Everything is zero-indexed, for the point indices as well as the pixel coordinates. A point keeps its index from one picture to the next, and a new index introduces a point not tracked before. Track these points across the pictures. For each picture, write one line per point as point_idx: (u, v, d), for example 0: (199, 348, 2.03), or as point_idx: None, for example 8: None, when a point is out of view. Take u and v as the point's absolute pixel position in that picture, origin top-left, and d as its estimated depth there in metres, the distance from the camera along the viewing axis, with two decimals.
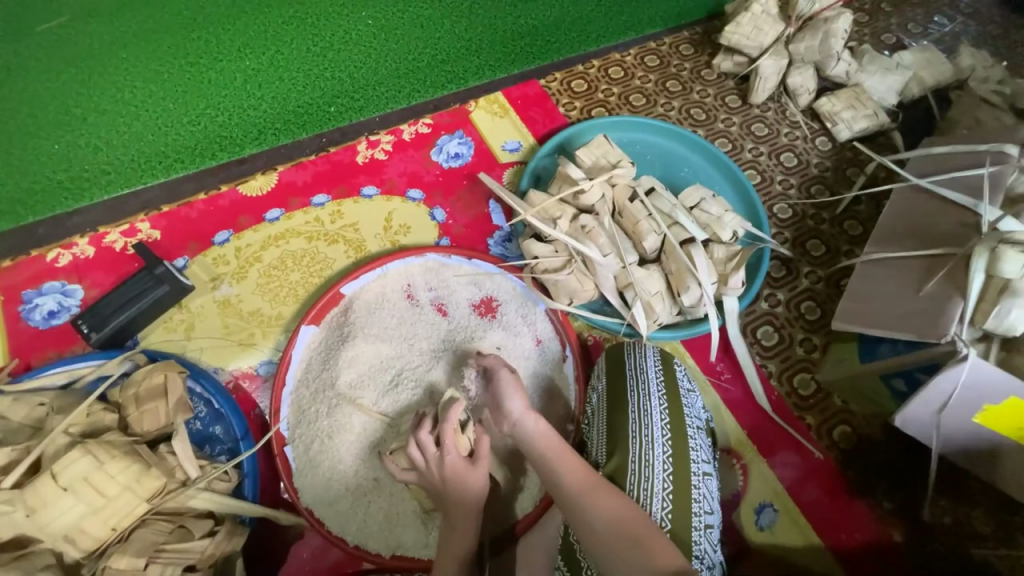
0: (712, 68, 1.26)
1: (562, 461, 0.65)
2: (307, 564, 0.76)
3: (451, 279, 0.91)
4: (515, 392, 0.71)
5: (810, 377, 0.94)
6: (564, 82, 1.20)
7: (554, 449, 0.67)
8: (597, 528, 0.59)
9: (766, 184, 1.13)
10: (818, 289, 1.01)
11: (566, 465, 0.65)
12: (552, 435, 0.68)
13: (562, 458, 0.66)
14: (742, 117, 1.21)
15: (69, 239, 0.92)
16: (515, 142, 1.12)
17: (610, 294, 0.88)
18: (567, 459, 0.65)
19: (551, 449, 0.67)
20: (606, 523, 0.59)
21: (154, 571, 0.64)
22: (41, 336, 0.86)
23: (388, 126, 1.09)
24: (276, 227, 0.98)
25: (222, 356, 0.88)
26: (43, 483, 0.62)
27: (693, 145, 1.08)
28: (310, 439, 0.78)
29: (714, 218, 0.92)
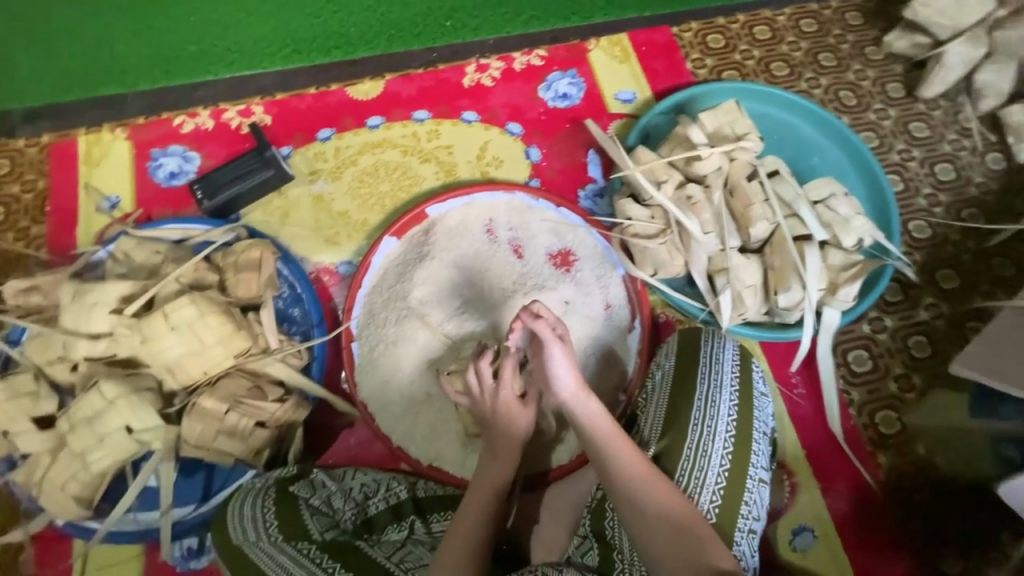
0: (879, 47, 1.07)
1: (611, 438, 0.62)
2: (352, 450, 0.83)
3: (534, 222, 0.89)
4: (566, 370, 0.66)
5: (896, 416, 0.85)
6: (699, 34, 1.07)
7: (603, 425, 0.63)
8: (642, 507, 0.57)
9: (908, 195, 0.98)
10: (935, 325, 0.89)
11: (614, 443, 0.62)
12: (600, 413, 0.65)
13: (611, 434, 0.62)
14: (900, 111, 1.04)
15: (193, 108, 0.98)
16: (629, 92, 1.02)
17: (698, 275, 0.82)
18: (616, 437, 0.62)
19: (599, 424, 0.64)
20: (653, 506, 0.57)
21: (232, 417, 0.73)
22: (162, 193, 0.94)
23: (502, 51, 1.03)
24: (375, 135, 0.98)
25: (309, 248, 0.93)
26: (156, 320, 0.70)
27: (836, 134, 0.94)
28: (377, 343, 0.83)
29: (839, 219, 0.82)
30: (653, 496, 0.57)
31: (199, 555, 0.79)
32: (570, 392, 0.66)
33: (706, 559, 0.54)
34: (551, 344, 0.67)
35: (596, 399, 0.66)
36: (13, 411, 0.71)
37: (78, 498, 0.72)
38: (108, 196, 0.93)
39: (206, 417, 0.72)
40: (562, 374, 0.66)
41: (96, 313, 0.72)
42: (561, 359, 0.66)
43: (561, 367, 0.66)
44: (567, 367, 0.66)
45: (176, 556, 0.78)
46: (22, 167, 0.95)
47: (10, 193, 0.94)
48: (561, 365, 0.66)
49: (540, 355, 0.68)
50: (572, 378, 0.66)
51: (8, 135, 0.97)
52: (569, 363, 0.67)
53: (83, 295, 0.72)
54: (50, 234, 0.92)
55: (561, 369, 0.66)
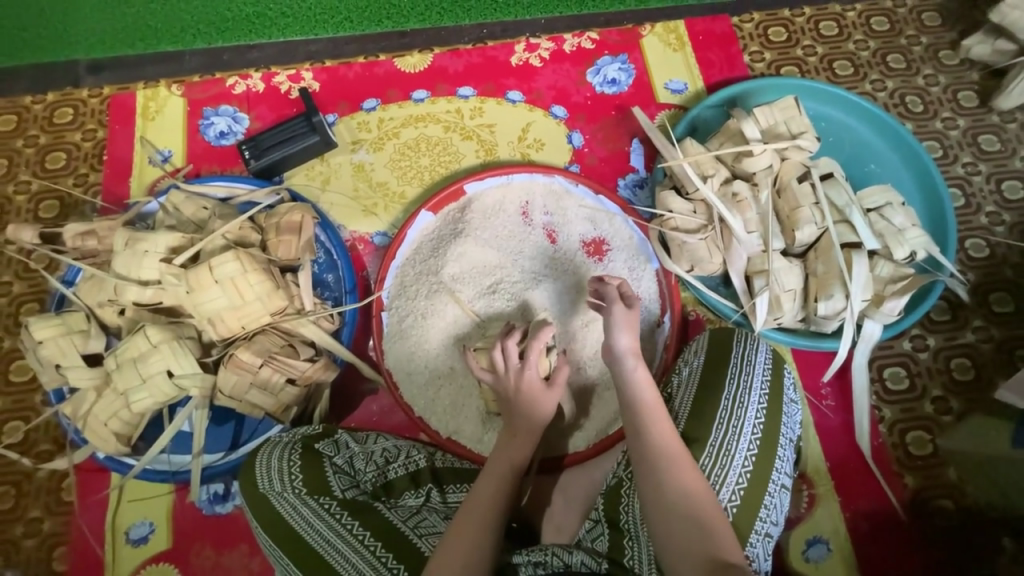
0: (956, 51, 1.01)
1: (652, 408, 0.62)
2: (374, 416, 0.86)
3: (571, 208, 0.88)
4: (626, 331, 0.68)
5: (928, 438, 0.82)
6: (760, 26, 1.02)
7: (647, 395, 0.64)
8: (665, 484, 0.57)
9: (969, 211, 0.93)
10: (982, 350, 0.85)
11: (655, 415, 0.62)
12: (647, 381, 0.65)
13: (652, 406, 0.63)
14: (970, 121, 0.97)
15: (245, 70, 1.00)
16: (681, 82, 0.99)
17: (736, 274, 0.80)
18: (657, 409, 0.62)
19: (644, 392, 0.64)
20: (675, 487, 0.57)
21: (266, 371, 0.76)
22: (211, 151, 0.96)
23: (552, 32, 1.01)
24: (419, 108, 0.98)
25: (346, 216, 0.94)
26: (201, 271, 0.73)
27: (897, 143, 0.89)
28: (406, 314, 0.84)
29: (893, 230, 0.79)
30: (677, 475, 0.57)
31: (224, 500, 0.83)
32: (621, 352, 0.67)
33: (717, 550, 0.53)
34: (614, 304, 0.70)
35: (644, 367, 0.66)
36: (66, 346, 0.76)
37: (118, 433, 0.77)
38: (161, 149, 0.97)
39: (240, 369, 0.75)
40: (619, 332, 0.68)
41: (146, 261, 0.75)
42: (621, 319, 0.69)
43: (620, 325, 0.68)
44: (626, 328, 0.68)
45: (203, 498, 0.83)
46: (84, 117, 0.99)
47: (72, 141, 0.98)
48: (620, 324, 0.69)
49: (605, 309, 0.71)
50: (628, 340, 0.67)
51: (73, 85, 1.01)
52: (627, 326, 0.69)
53: (136, 243, 0.75)
54: (106, 183, 0.96)
55: (620, 327, 0.68)
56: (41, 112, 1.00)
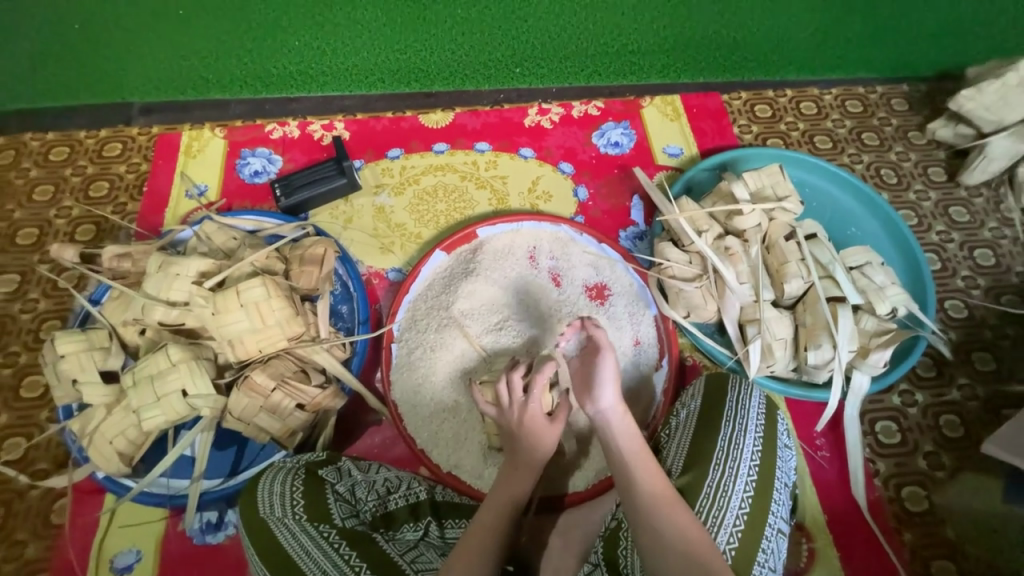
0: (923, 132, 1.12)
1: (640, 455, 0.66)
2: (376, 447, 0.87)
3: (575, 254, 0.94)
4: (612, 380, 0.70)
5: (924, 493, 0.83)
6: (747, 103, 1.14)
7: (633, 443, 0.67)
8: (660, 531, 0.58)
9: (946, 274, 0.99)
10: (969, 407, 0.88)
11: (642, 461, 0.65)
12: (633, 430, 0.68)
13: (639, 453, 0.66)
14: (940, 194, 1.07)
15: (284, 118, 1.10)
16: (677, 147, 1.09)
17: (729, 322, 0.85)
18: (644, 456, 0.66)
19: (631, 440, 0.68)
20: (672, 532, 0.58)
21: (277, 395, 0.78)
22: (244, 188, 1.04)
23: (562, 99, 1.13)
24: (439, 159, 1.07)
25: (364, 252, 1.00)
26: (229, 295, 0.77)
27: (875, 209, 0.98)
28: (415, 346, 0.88)
29: (875, 287, 0.84)
30: (673, 517, 0.59)
31: (216, 529, 0.82)
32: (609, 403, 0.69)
33: None
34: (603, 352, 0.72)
35: (630, 418, 0.69)
36: (85, 362, 0.78)
37: (122, 452, 0.77)
38: (198, 184, 1.05)
39: (253, 392, 0.77)
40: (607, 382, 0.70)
41: (177, 283, 0.79)
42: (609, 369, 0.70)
43: (608, 374, 0.70)
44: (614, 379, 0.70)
45: (195, 527, 0.82)
46: (131, 152, 1.08)
47: (116, 173, 1.06)
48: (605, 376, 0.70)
49: (590, 358, 0.73)
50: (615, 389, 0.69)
51: (125, 124, 1.11)
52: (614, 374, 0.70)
53: (169, 266, 0.80)
54: (143, 212, 1.03)
55: (608, 376, 0.70)
56: (91, 145, 1.09)
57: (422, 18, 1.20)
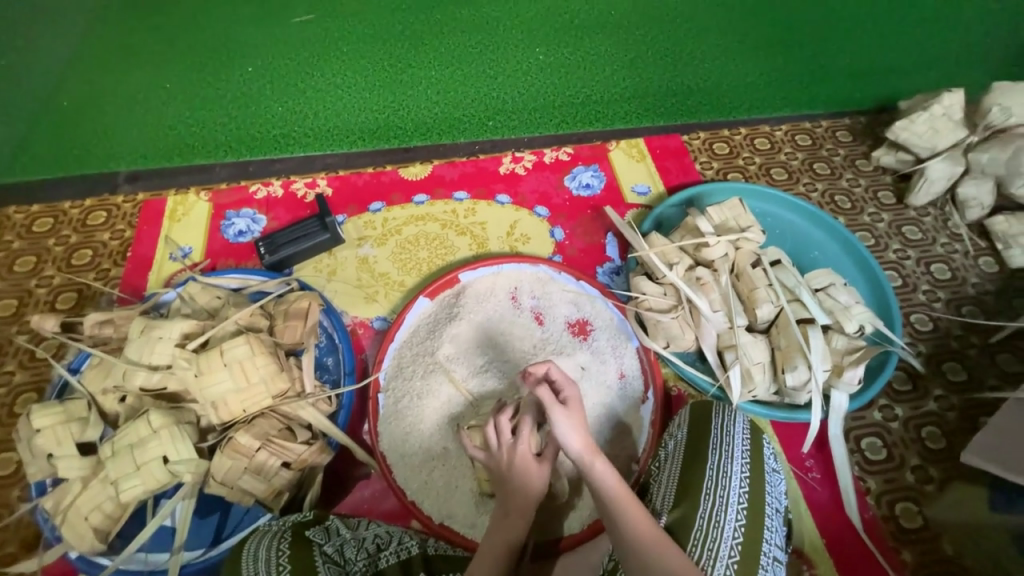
0: (869, 160, 1.21)
1: (623, 499, 0.65)
2: (366, 502, 0.85)
3: (555, 293, 0.97)
4: (571, 432, 0.71)
5: (917, 509, 0.83)
6: (706, 142, 1.23)
7: (615, 487, 0.67)
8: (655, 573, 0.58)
9: (907, 290, 1.05)
10: (948, 418, 0.90)
11: (626, 503, 0.65)
12: (610, 472, 0.68)
13: (622, 498, 0.65)
14: (892, 215, 1.14)
15: (268, 179, 1.15)
16: (644, 186, 1.16)
17: (708, 350, 0.88)
18: (628, 499, 0.65)
19: (611, 483, 0.67)
20: (666, 574, 0.58)
21: (262, 455, 0.77)
22: (229, 248, 1.06)
23: (534, 147, 1.21)
24: (419, 209, 1.11)
25: (349, 303, 1.02)
26: (212, 355, 0.77)
27: (833, 233, 1.04)
28: (402, 394, 0.88)
29: (841, 307, 0.88)
30: (665, 561, 0.59)
31: None
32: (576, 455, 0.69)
33: None
34: (552, 409, 0.72)
35: (603, 460, 0.69)
36: (61, 435, 0.76)
37: (98, 528, 0.74)
38: (183, 246, 1.07)
39: (236, 453, 0.76)
40: (566, 436, 0.70)
41: (159, 346, 0.79)
42: (566, 422, 0.71)
43: (564, 430, 0.71)
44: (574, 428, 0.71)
45: None
46: (116, 219, 1.10)
47: (100, 241, 1.08)
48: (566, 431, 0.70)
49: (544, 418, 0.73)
50: (576, 440, 0.70)
51: (111, 193, 1.13)
52: (572, 426, 0.71)
53: (151, 329, 0.80)
54: (126, 277, 1.04)
55: (566, 431, 0.70)
56: (76, 215, 1.11)
57: (398, 80, 1.28)
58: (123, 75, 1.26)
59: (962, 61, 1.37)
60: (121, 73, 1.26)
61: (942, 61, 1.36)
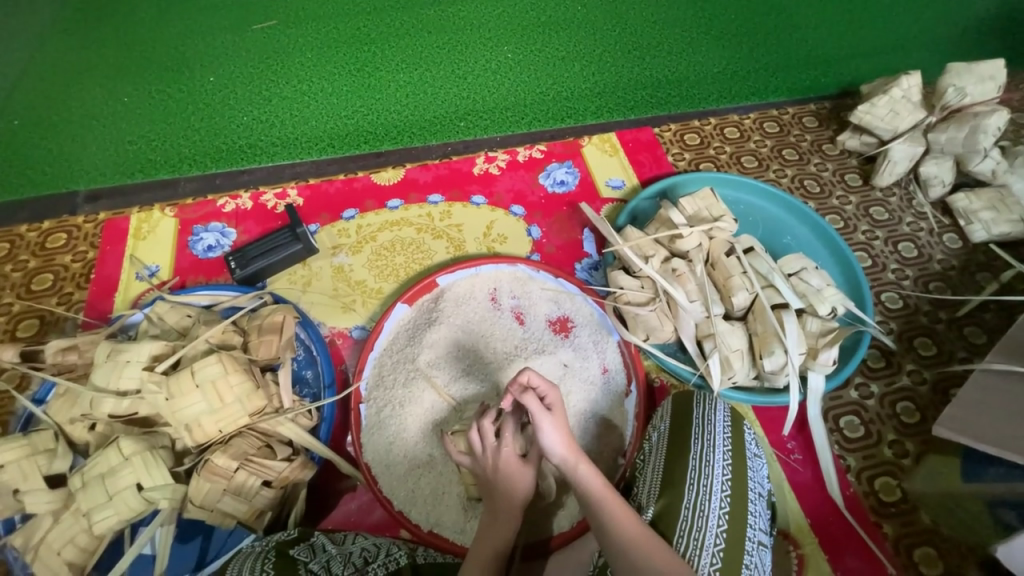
0: (835, 144, 1.24)
1: (607, 498, 0.65)
2: (353, 515, 0.84)
3: (534, 291, 0.96)
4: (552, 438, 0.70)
5: (895, 483, 0.86)
6: (677, 134, 1.24)
7: (600, 487, 0.67)
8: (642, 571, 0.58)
9: (877, 269, 1.07)
10: (920, 392, 0.93)
11: (611, 501, 0.65)
12: (594, 474, 0.68)
13: (608, 497, 0.66)
14: (860, 197, 1.17)
15: (236, 191, 1.11)
16: (619, 179, 1.16)
17: (687, 340, 0.89)
18: (612, 498, 0.66)
19: (596, 484, 0.67)
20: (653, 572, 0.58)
21: (241, 475, 0.75)
22: (198, 263, 1.03)
23: (507, 146, 1.19)
24: (393, 214, 1.10)
25: (326, 315, 1.00)
26: (184, 376, 0.75)
27: (804, 217, 1.06)
28: (384, 403, 0.87)
29: (814, 290, 0.90)
30: (651, 559, 0.59)
31: None
32: (560, 459, 0.70)
33: None
34: (540, 418, 0.71)
35: (587, 464, 0.69)
36: (28, 469, 0.73)
37: (72, 562, 0.71)
38: (149, 265, 1.03)
39: (214, 476, 0.74)
40: (551, 444, 0.70)
41: (127, 370, 0.76)
42: (551, 429, 0.70)
43: (550, 438, 0.70)
44: (558, 436, 0.70)
45: None
46: (77, 241, 1.05)
47: (61, 263, 1.03)
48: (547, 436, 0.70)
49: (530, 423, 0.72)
50: (560, 447, 0.70)
51: (70, 213, 1.09)
52: (557, 433, 0.71)
53: (118, 353, 0.77)
54: (90, 300, 1.00)
55: (550, 439, 0.70)
56: (34, 238, 1.06)
57: (366, 83, 1.27)
58: (80, 93, 1.23)
59: (917, 45, 1.41)
60: (76, 92, 1.23)
61: (897, 47, 1.40)
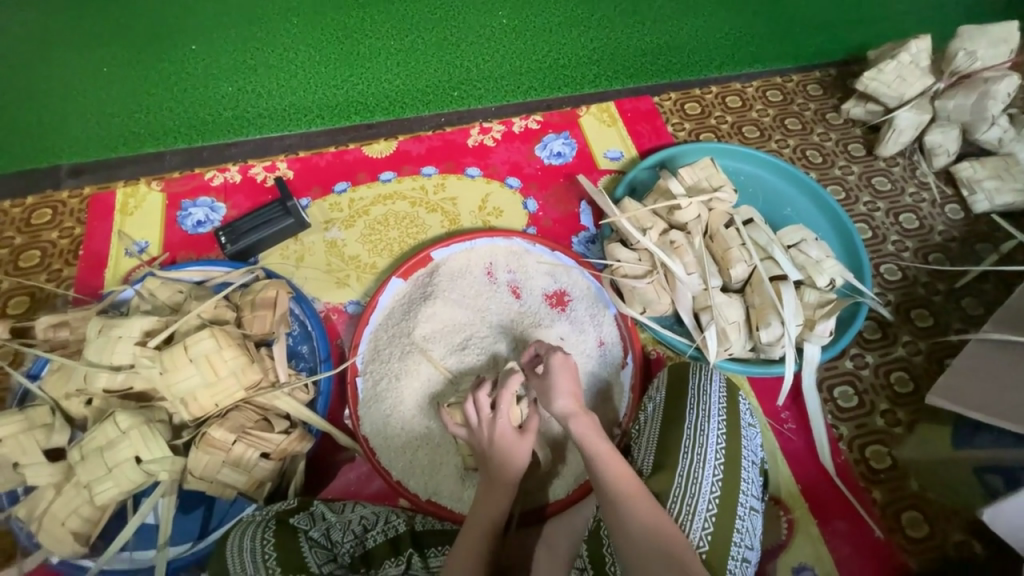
0: (839, 113, 1.20)
1: (603, 456, 0.67)
2: (353, 485, 0.85)
3: (531, 266, 0.95)
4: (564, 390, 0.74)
5: (885, 450, 0.87)
6: (677, 103, 1.20)
7: (598, 444, 0.69)
8: (627, 522, 0.60)
9: (877, 241, 1.06)
10: (915, 362, 0.94)
11: (607, 457, 0.67)
12: (593, 430, 0.71)
13: (605, 453, 0.67)
14: (863, 167, 1.14)
15: (224, 164, 1.08)
16: (617, 151, 1.13)
17: (684, 312, 0.88)
18: (608, 454, 0.67)
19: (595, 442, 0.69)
20: (638, 522, 0.59)
21: (240, 447, 0.76)
22: (188, 239, 1.01)
23: (502, 117, 1.16)
24: (386, 187, 1.07)
25: (320, 290, 0.99)
26: (176, 351, 0.74)
27: (805, 189, 1.04)
28: (380, 376, 0.87)
29: (812, 261, 0.89)
30: (638, 514, 0.60)
31: None
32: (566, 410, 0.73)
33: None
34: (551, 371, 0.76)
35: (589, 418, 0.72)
36: (26, 443, 0.73)
37: (77, 532, 0.72)
38: (138, 240, 1.01)
39: (212, 448, 0.75)
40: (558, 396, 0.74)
41: (119, 346, 0.75)
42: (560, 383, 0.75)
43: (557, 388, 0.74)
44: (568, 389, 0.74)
45: None
46: (63, 216, 1.03)
47: (48, 240, 1.01)
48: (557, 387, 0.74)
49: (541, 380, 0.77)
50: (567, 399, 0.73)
51: (54, 188, 1.06)
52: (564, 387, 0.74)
53: (110, 328, 0.76)
54: (81, 277, 0.98)
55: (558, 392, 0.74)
56: (19, 214, 1.03)
57: (355, 50, 1.22)
58: (57, 64, 1.18)
59: (927, 7, 1.35)
60: (53, 63, 1.18)
61: (906, 10, 1.35)
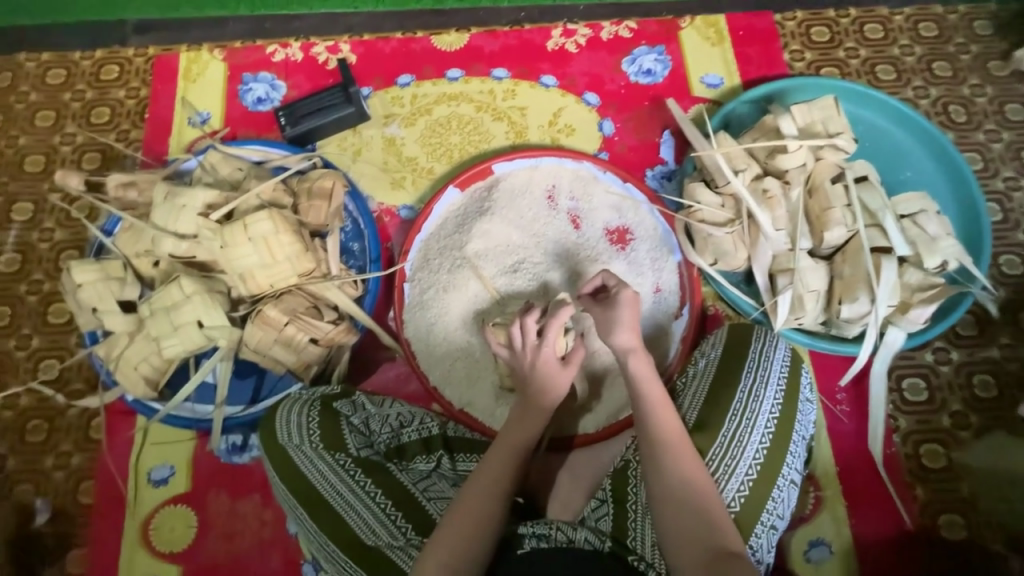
0: (1006, 62, 0.98)
1: (653, 404, 0.65)
2: (391, 382, 0.89)
3: (598, 195, 0.88)
4: (619, 330, 0.71)
5: (943, 451, 0.81)
6: (803, 25, 1.00)
7: (648, 391, 0.66)
8: (666, 471, 0.59)
9: (1006, 227, 0.90)
10: (1007, 368, 0.84)
11: (656, 405, 0.64)
12: (645, 375, 0.68)
13: (655, 401, 0.65)
14: (1017, 134, 0.94)
15: (286, 39, 1.01)
16: (717, 76, 0.97)
17: (759, 271, 0.80)
18: (659, 404, 0.65)
19: (646, 389, 0.66)
20: (678, 474, 0.59)
21: (292, 329, 0.79)
22: (248, 117, 0.98)
23: (591, 18, 1.01)
24: (452, 86, 0.98)
25: (375, 188, 0.96)
26: (236, 228, 0.75)
27: (937, 152, 0.88)
28: (428, 285, 0.86)
29: (925, 237, 0.77)
30: (679, 465, 0.59)
31: (241, 451, 0.85)
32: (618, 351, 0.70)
33: (715, 532, 0.56)
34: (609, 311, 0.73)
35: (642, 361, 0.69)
36: (103, 292, 0.79)
37: (148, 378, 0.80)
38: (200, 111, 0.99)
39: (267, 325, 0.78)
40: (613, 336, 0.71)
41: (184, 214, 0.76)
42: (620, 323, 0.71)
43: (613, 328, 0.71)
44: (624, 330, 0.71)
45: (221, 447, 0.85)
46: (129, 75, 1.01)
47: (116, 98, 1.01)
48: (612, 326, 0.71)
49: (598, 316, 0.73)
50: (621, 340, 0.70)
51: (120, 44, 1.03)
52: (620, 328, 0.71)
53: (175, 196, 0.77)
54: (147, 141, 0.99)
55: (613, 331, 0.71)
56: (88, 67, 1.02)
57: None
58: None
59: None
60: None
61: None
